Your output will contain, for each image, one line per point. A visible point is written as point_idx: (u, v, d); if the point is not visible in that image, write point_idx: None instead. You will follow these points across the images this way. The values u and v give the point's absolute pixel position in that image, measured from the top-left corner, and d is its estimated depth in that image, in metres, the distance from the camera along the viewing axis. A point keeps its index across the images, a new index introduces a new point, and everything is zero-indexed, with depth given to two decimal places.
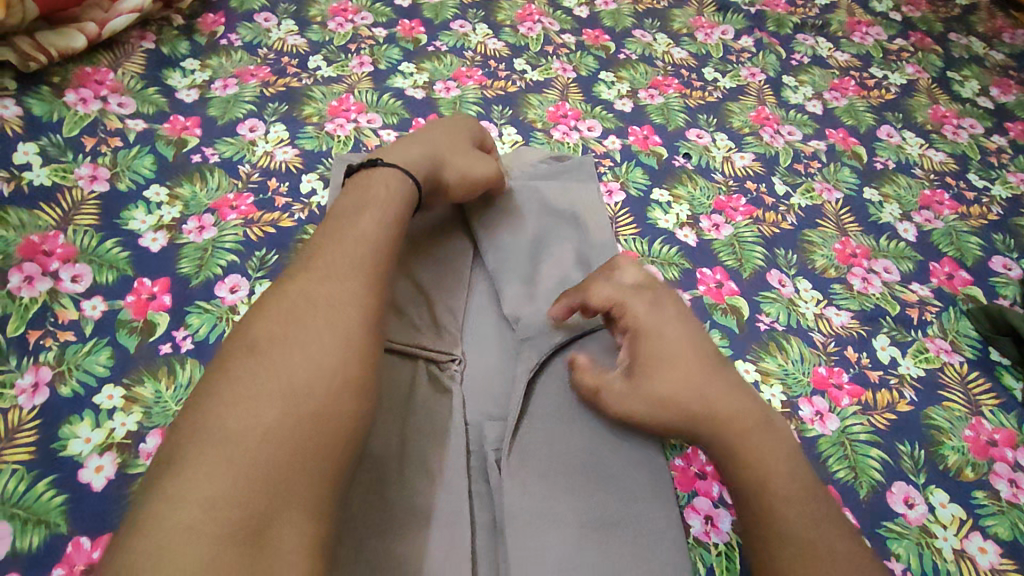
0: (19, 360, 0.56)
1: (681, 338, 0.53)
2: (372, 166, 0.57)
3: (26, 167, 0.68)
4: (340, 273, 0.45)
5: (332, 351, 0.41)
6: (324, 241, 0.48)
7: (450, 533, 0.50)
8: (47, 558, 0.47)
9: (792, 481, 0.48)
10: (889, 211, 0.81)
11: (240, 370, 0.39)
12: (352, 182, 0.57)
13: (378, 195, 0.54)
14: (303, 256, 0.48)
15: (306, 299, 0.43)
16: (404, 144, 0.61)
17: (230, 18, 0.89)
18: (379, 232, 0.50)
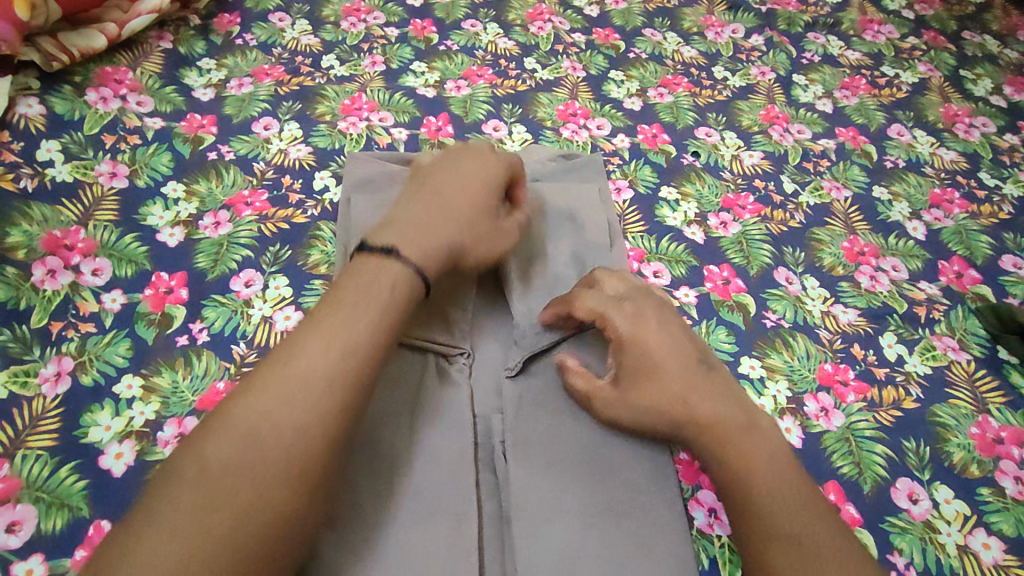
0: (42, 350, 0.57)
1: (663, 345, 0.53)
2: (388, 253, 0.48)
3: (49, 164, 0.70)
4: (317, 386, 0.41)
5: (285, 488, 0.38)
6: (308, 335, 0.43)
7: (457, 521, 0.51)
8: (70, 540, 0.49)
9: (782, 486, 0.47)
10: (898, 210, 0.81)
11: (231, 428, 0.39)
12: (359, 263, 0.49)
13: (381, 297, 0.46)
14: (283, 346, 0.43)
15: (275, 421, 0.39)
16: (429, 216, 0.53)
17: (246, 18, 0.91)
18: (372, 336, 0.44)
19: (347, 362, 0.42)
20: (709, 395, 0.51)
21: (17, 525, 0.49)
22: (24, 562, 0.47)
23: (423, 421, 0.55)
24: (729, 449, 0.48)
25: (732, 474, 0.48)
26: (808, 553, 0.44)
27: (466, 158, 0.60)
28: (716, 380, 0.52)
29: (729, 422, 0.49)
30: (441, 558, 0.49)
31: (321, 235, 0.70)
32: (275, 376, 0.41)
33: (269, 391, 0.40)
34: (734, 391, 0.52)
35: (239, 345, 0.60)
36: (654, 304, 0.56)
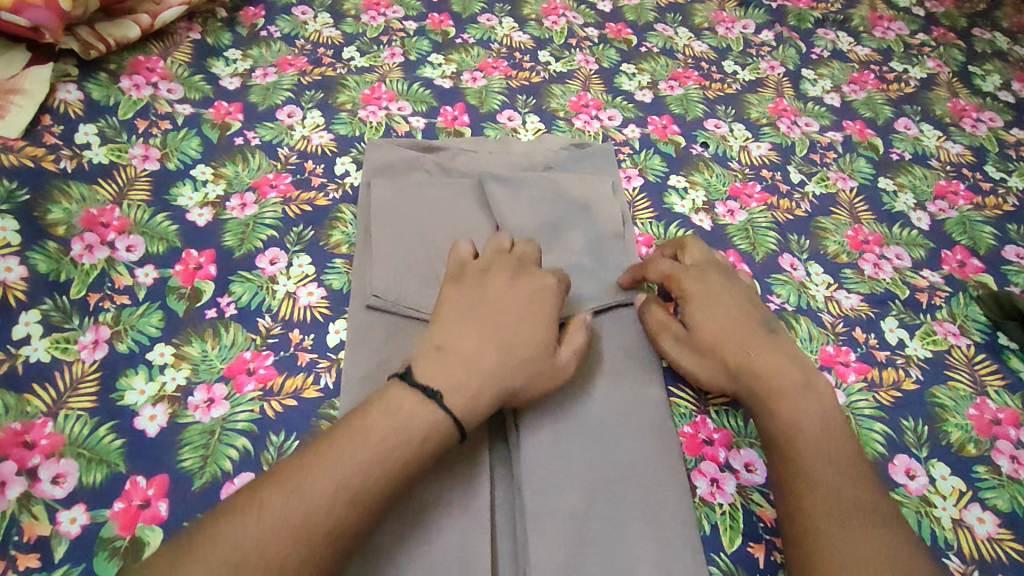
0: (81, 319, 0.61)
1: (728, 309, 0.60)
2: (429, 396, 0.48)
3: (86, 146, 0.73)
4: (314, 528, 0.42)
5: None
6: (324, 464, 0.44)
7: (467, 485, 0.54)
8: (108, 493, 0.52)
9: (828, 442, 0.52)
10: (903, 201, 0.83)
11: (298, 477, 0.43)
12: (398, 397, 0.48)
13: (406, 446, 0.46)
14: (298, 469, 0.44)
15: (268, 551, 0.40)
16: (478, 346, 0.51)
17: (270, 11, 0.94)
18: (381, 485, 0.45)
19: (350, 511, 0.43)
20: (767, 355, 0.57)
21: (61, 478, 0.52)
22: (67, 512, 0.51)
23: None
24: (778, 402, 0.54)
25: (776, 426, 0.54)
26: (844, 499, 0.49)
27: (525, 277, 0.58)
28: (776, 345, 0.58)
29: (785, 381, 0.55)
30: (454, 519, 0.52)
31: (342, 217, 0.73)
32: (285, 503, 0.42)
33: (276, 516, 0.41)
34: (796, 358, 0.57)
35: (265, 319, 0.63)
36: (724, 276, 0.63)
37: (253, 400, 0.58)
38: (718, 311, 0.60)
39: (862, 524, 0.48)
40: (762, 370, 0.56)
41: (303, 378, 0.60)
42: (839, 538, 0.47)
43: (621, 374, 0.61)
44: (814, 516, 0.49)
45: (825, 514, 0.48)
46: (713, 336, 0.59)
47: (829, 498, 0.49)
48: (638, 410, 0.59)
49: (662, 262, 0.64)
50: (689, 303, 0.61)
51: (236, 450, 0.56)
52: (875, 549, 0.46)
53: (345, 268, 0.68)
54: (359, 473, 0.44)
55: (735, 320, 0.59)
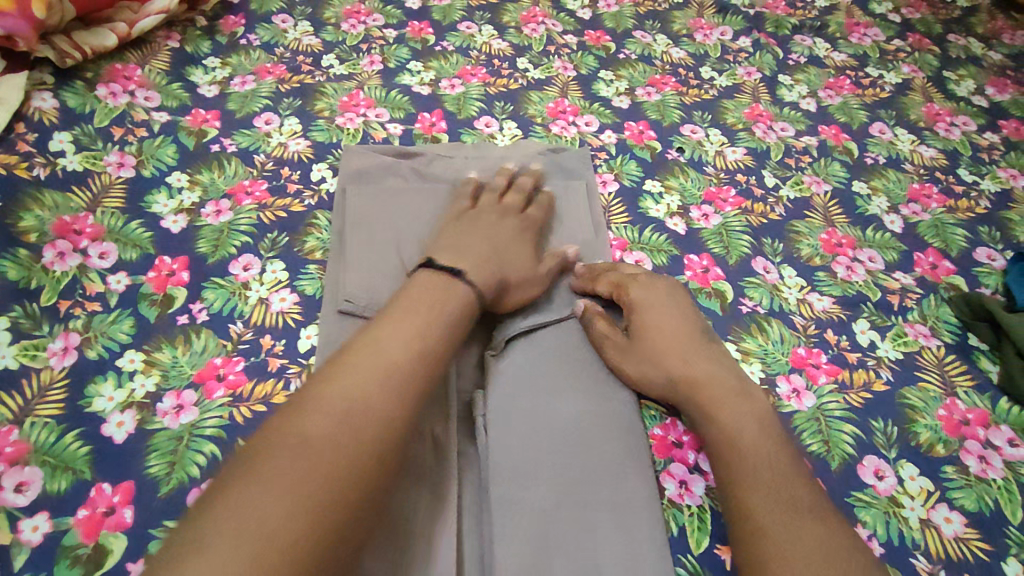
0: (51, 326, 0.61)
1: (673, 315, 0.62)
2: (454, 274, 0.56)
3: (60, 154, 0.73)
4: (408, 358, 0.49)
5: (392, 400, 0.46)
6: (394, 322, 0.51)
7: (437, 486, 0.54)
8: (73, 500, 0.52)
9: (767, 444, 0.54)
10: (877, 204, 0.84)
11: (376, 340, 0.50)
12: (427, 279, 0.56)
13: (448, 313, 0.54)
14: (370, 333, 0.50)
15: (379, 385, 0.47)
16: (479, 254, 0.61)
17: (250, 19, 0.95)
18: (440, 347, 0.51)
19: (431, 343, 0.51)
20: (706, 362, 0.59)
21: (24, 485, 0.52)
22: (30, 520, 0.51)
23: None
24: (716, 406, 0.56)
25: (717, 433, 0.55)
26: (785, 499, 0.50)
27: (505, 213, 0.69)
28: (715, 351, 0.60)
29: (725, 387, 0.57)
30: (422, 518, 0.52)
31: (317, 223, 0.73)
32: (368, 358, 0.48)
33: (357, 379, 0.46)
34: (733, 365, 0.60)
35: (237, 324, 0.63)
36: (671, 286, 0.65)
37: (222, 406, 0.58)
38: (665, 319, 0.62)
39: (803, 520, 0.49)
40: (701, 377, 0.58)
41: (273, 384, 0.60)
42: (784, 535, 0.48)
43: (589, 376, 0.61)
44: (757, 518, 0.49)
45: (767, 515, 0.49)
46: (652, 343, 0.60)
47: (771, 498, 0.50)
48: (606, 414, 0.59)
49: (609, 273, 0.66)
50: (634, 312, 0.63)
51: (204, 456, 0.55)
52: (816, 542, 0.47)
53: (318, 273, 0.68)
54: (425, 321, 0.52)
55: (678, 330, 0.61)
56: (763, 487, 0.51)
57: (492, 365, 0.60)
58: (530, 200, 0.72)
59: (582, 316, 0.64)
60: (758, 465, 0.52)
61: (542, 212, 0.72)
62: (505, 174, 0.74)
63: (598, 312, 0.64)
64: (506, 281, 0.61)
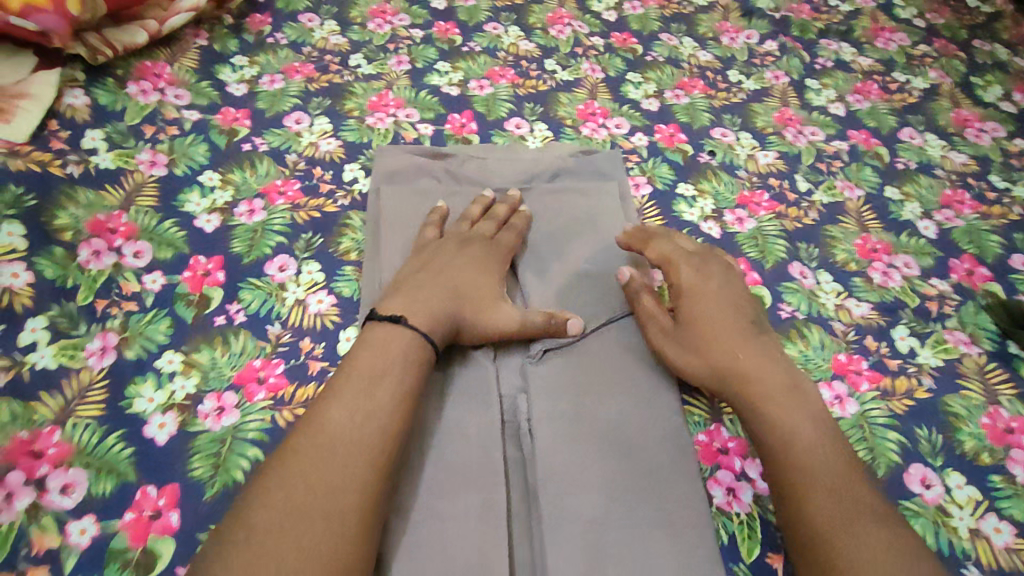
0: (88, 325, 0.60)
1: (723, 303, 0.61)
2: (394, 321, 0.56)
3: (93, 152, 0.73)
4: (378, 407, 0.51)
5: (364, 451, 0.49)
6: (363, 367, 0.53)
7: (487, 493, 0.54)
8: (119, 503, 0.52)
9: (822, 446, 0.52)
10: (910, 210, 0.83)
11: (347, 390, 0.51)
12: (371, 332, 0.56)
13: (398, 366, 0.53)
14: (342, 381, 0.52)
15: (347, 438, 0.49)
16: (432, 292, 0.59)
17: (277, 18, 0.94)
18: (398, 401, 0.52)
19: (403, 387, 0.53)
20: (754, 354, 0.58)
21: (69, 488, 0.52)
22: (77, 523, 0.50)
23: (453, 400, 0.58)
24: (765, 402, 0.55)
25: (768, 433, 0.54)
26: (847, 506, 0.49)
27: (471, 241, 0.66)
28: (767, 344, 0.59)
29: (776, 381, 0.56)
30: (471, 528, 0.52)
31: (351, 224, 0.72)
32: (341, 411, 0.50)
33: (305, 459, 0.48)
34: (786, 363, 0.58)
35: (275, 326, 0.63)
36: (726, 276, 0.64)
37: (264, 409, 0.58)
38: (713, 308, 0.60)
39: (869, 530, 0.48)
40: (752, 372, 0.56)
41: (314, 387, 0.60)
42: (851, 545, 0.47)
43: (635, 382, 0.60)
44: (823, 527, 0.48)
45: (835, 524, 0.48)
46: (698, 329, 0.59)
47: (836, 504, 0.49)
48: (651, 419, 0.58)
49: (664, 245, 0.66)
50: (684, 296, 0.62)
51: (248, 459, 0.55)
52: (884, 552, 0.47)
53: (354, 275, 0.68)
54: (397, 365, 0.53)
55: (727, 320, 0.60)
56: (823, 492, 0.50)
57: (533, 371, 0.60)
58: (503, 224, 0.70)
59: (627, 287, 0.64)
60: (815, 471, 0.51)
61: (514, 234, 0.69)
62: (482, 201, 0.72)
63: (644, 285, 0.64)
64: (461, 318, 0.59)
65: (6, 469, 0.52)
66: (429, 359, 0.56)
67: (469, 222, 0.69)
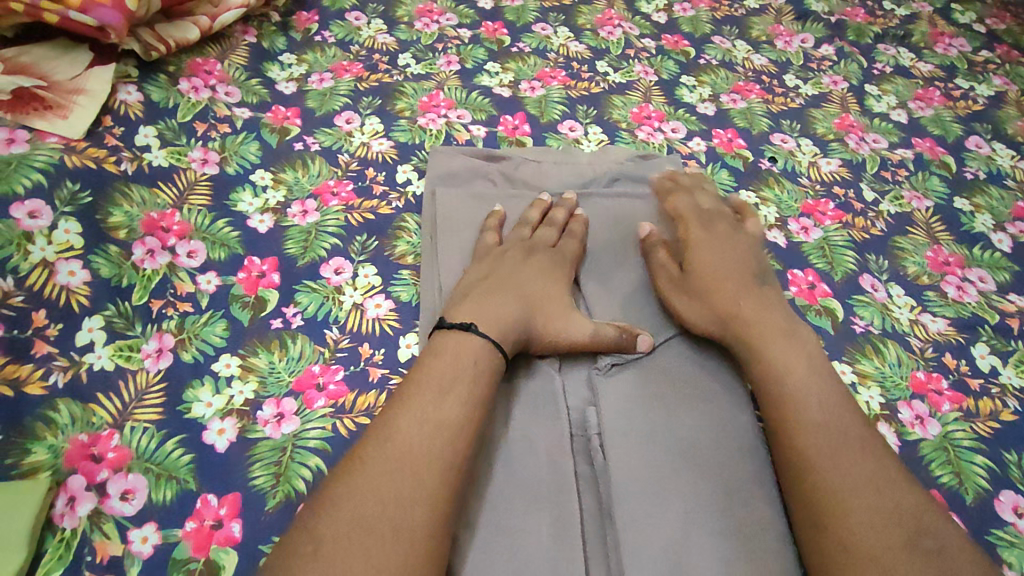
0: (144, 327, 0.59)
1: (724, 255, 0.63)
2: (465, 329, 0.54)
3: (146, 149, 0.72)
4: (450, 417, 0.49)
5: (436, 463, 0.46)
6: (433, 376, 0.51)
7: (559, 510, 0.51)
8: (179, 511, 0.50)
9: (851, 452, 0.50)
10: (981, 221, 0.80)
11: (417, 400, 0.49)
12: (440, 340, 0.54)
13: (468, 377, 0.51)
14: (411, 390, 0.50)
15: (420, 449, 0.47)
16: (500, 301, 0.57)
17: (324, 16, 0.93)
18: (470, 411, 0.50)
19: (474, 398, 0.51)
20: (752, 302, 0.59)
21: (129, 494, 0.50)
22: (138, 531, 0.49)
23: (519, 411, 0.56)
24: (769, 353, 0.55)
25: (770, 391, 0.54)
26: (868, 482, 0.48)
27: (534, 249, 0.64)
28: (766, 293, 0.60)
29: (771, 326, 0.57)
30: (544, 548, 0.49)
31: (407, 227, 0.70)
32: (411, 421, 0.48)
33: (374, 469, 0.45)
34: (781, 309, 0.59)
35: (332, 330, 0.61)
36: (731, 232, 0.66)
37: (324, 417, 0.56)
38: (716, 261, 0.63)
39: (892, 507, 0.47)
40: (751, 322, 0.57)
41: (375, 395, 0.58)
42: (861, 520, 0.46)
43: (710, 399, 0.58)
44: (836, 501, 0.48)
45: (850, 493, 0.48)
46: (701, 281, 0.61)
47: (853, 477, 0.48)
48: (728, 435, 0.56)
49: (680, 203, 0.69)
50: (690, 247, 0.64)
51: (309, 469, 0.53)
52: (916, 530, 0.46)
53: (412, 279, 0.66)
54: (469, 374, 0.51)
55: (730, 270, 0.62)
56: (853, 501, 0.47)
57: (602, 384, 0.58)
58: (564, 230, 0.68)
59: (646, 242, 0.66)
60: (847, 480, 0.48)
61: (577, 240, 0.67)
62: (540, 204, 0.70)
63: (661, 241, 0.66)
64: (530, 328, 0.57)
65: (66, 472, 0.50)
66: (500, 368, 0.54)
67: (530, 228, 0.67)
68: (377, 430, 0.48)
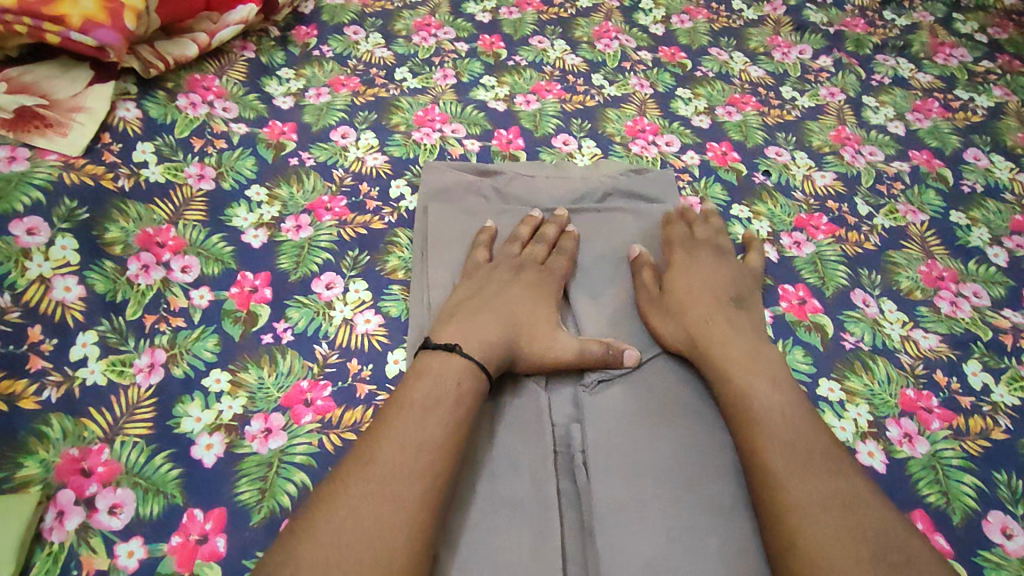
0: (137, 342, 0.60)
1: (705, 281, 0.64)
2: (448, 350, 0.54)
3: (143, 165, 0.73)
4: (431, 438, 0.49)
5: (415, 484, 0.47)
6: (417, 397, 0.51)
7: (540, 529, 0.51)
8: (166, 526, 0.51)
9: (822, 468, 0.50)
10: (978, 235, 0.79)
11: (399, 422, 0.50)
12: (424, 360, 0.55)
13: (451, 398, 0.52)
14: (395, 410, 0.51)
15: (400, 470, 0.47)
16: (485, 321, 0.58)
17: (323, 30, 0.94)
18: (451, 431, 0.50)
19: (457, 418, 0.51)
20: (725, 328, 0.60)
21: (117, 508, 0.51)
22: (125, 545, 0.50)
23: (504, 429, 0.56)
24: (736, 377, 0.56)
25: (741, 409, 0.54)
26: (836, 497, 0.48)
27: (523, 267, 0.65)
28: (739, 318, 0.61)
29: (738, 352, 0.57)
30: (524, 567, 0.50)
31: (398, 241, 0.71)
32: (393, 442, 0.48)
33: (355, 490, 0.46)
34: (752, 333, 0.60)
35: (322, 346, 0.62)
36: (716, 258, 0.67)
37: (311, 432, 0.57)
38: (696, 287, 0.63)
39: (859, 522, 0.47)
40: (721, 347, 0.58)
41: (362, 411, 0.58)
42: (830, 534, 0.46)
43: (695, 417, 0.58)
44: (803, 515, 0.48)
45: (817, 507, 0.48)
46: (679, 305, 0.62)
47: (821, 493, 0.49)
48: (712, 453, 0.56)
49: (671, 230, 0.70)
50: (674, 270, 0.65)
51: (295, 485, 0.54)
52: (888, 546, 0.46)
53: (402, 295, 0.67)
54: (452, 394, 0.52)
55: (709, 296, 0.63)
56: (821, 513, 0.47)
57: (587, 401, 0.58)
58: (553, 247, 0.68)
59: (635, 261, 0.67)
60: (816, 495, 0.48)
61: (566, 257, 0.67)
62: (531, 221, 0.70)
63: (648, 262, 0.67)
64: (514, 348, 0.57)
65: (57, 486, 0.51)
66: (483, 387, 0.54)
67: (520, 245, 0.68)
68: (359, 450, 0.49)
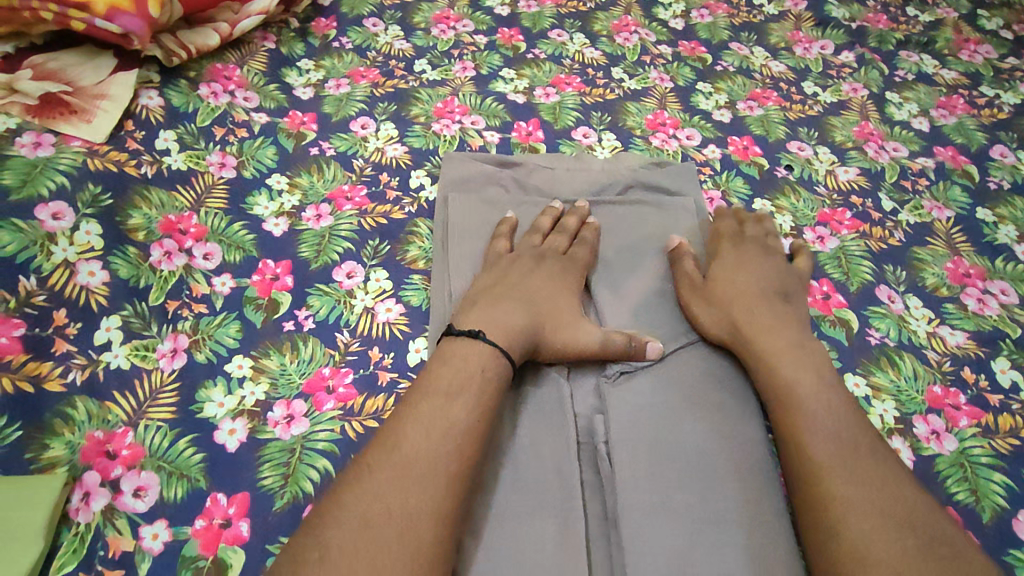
0: (160, 327, 0.60)
1: (750, 277, 0.64)
2: (472, 336, 0.54)
3: (166, 153, 0.73)
4: (455, 423, 0.49)
5: (440, 468, 0.47)
6: (443, 382, 0.51)
7: (564, 518, 0.51)
8: (190, 509, 0.51)
9: (858, 459, 0.50)
10: (1004, 233, 0.78)
11: (423, 407, 0.49)
12: (448, 346, 0.54)
13: (475, 384, 0.51)
14: (420, 396, 0.50)
15: (425, 454, 0.47)
16: (508, 308, 0.58)
17: (342, 22, 0.94)
18: (475, 417, 0.50)
19: (481, 404, 0.51)
20: (771, 319, 0.60)
21: (142, 491, 0.51)
22: (150, 527, 0.50)
23: (527, 418, 0.56)
24: (780, 364, 0.56)
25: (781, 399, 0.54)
26: (872, 488, 0.48)
27: (544, 257, 0.64)
28: (787, 311, 0.61)
29: (784, 342, 0.58)
30: (549, 554, 0.49)
31: (418, 231, 0.71)
32: (418, 426, 0.48)
33: (381, 473, 0.46)
34: (800, 324, 0.60)
35: (343, 333, 0.62)
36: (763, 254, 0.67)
37: (333, 419, 0.56)
38: (741, 281, 0.63)
39: (899, 512, 0.47)
40: (766, 335, 0.58)
41: (384, 399, 0.58)
42: (867, 525, 0.46)
43: (720, 408, 0.57)
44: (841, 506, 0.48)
45: (855, 498, 0.48)
46: (724, 296, 0.62)
47: (858, 483, 0.48)
48: (737, 446, 0.55)
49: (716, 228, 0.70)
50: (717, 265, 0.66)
51: (317, 471, 0.54)
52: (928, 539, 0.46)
53: (423, 284, 0.66)
54: (477, 380, 0.52)
55: (755, 290, 0.63)
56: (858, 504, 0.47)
57: (610, 392, 0.57)
58: (575, 237, 0.68)
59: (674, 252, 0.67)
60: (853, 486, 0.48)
61: (588, 248, 0.67)
62: (552, 212, 0.70)
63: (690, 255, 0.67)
64: (537, 336, 0.57)
65: (82, 468, 0.51)
66: (506, 375, 0.54)
67: (542, 235, 0.67)
68: (384, 434, 0.49)
